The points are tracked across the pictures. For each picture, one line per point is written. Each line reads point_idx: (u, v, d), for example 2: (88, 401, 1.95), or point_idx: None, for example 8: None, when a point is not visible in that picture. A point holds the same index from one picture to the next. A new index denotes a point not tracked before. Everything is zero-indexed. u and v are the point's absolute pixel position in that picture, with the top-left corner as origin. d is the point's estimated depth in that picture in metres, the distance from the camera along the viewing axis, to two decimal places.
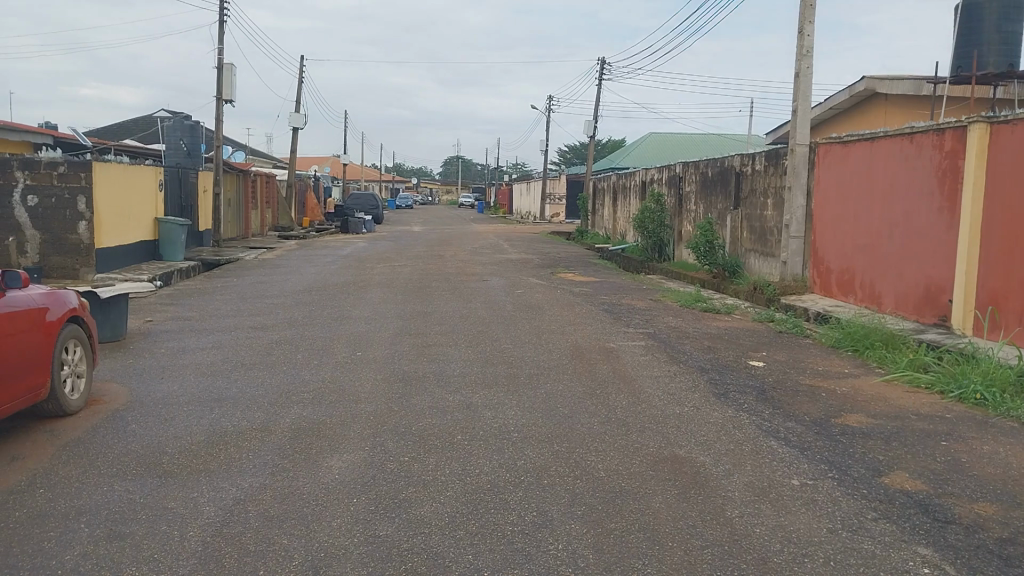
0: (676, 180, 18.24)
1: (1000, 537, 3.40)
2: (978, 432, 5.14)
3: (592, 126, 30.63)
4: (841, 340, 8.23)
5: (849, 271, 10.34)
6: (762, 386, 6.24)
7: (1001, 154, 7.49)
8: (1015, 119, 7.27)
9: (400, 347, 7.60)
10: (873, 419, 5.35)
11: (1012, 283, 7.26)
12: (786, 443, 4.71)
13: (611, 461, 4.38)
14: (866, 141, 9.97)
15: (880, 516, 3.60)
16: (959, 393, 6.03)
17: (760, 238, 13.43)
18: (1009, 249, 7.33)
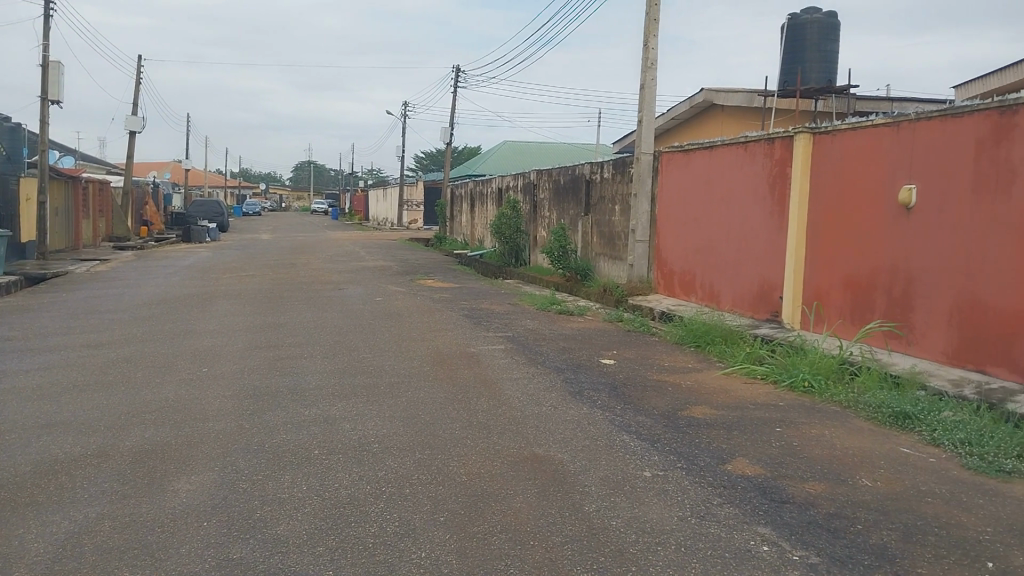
0: (530, 186, 18.62)
1: (828, 512, 3.71)
2: (807, 417, 5.58)
3: (448, 133, 30.73)
4: (685, 337, 8.68)
5: (691, 272, 10.93)
6: (613, 384, 6.49)
7: (823, 162, 8.15)
8: (834, 130, 7.94)
9: (252, 360, 7.30)
10: (715, 410, 5.68)
11: (834, 280, 7.94)
12: (637, 436, 4.92)
13: (472, 465, 4.40)
14: (705, 149, 10.59)
15: (723, 501, 3.83)
16: (789, 382, 6.53)
17: (609, 243, 13.93)
18: (830, 250, 8.01)
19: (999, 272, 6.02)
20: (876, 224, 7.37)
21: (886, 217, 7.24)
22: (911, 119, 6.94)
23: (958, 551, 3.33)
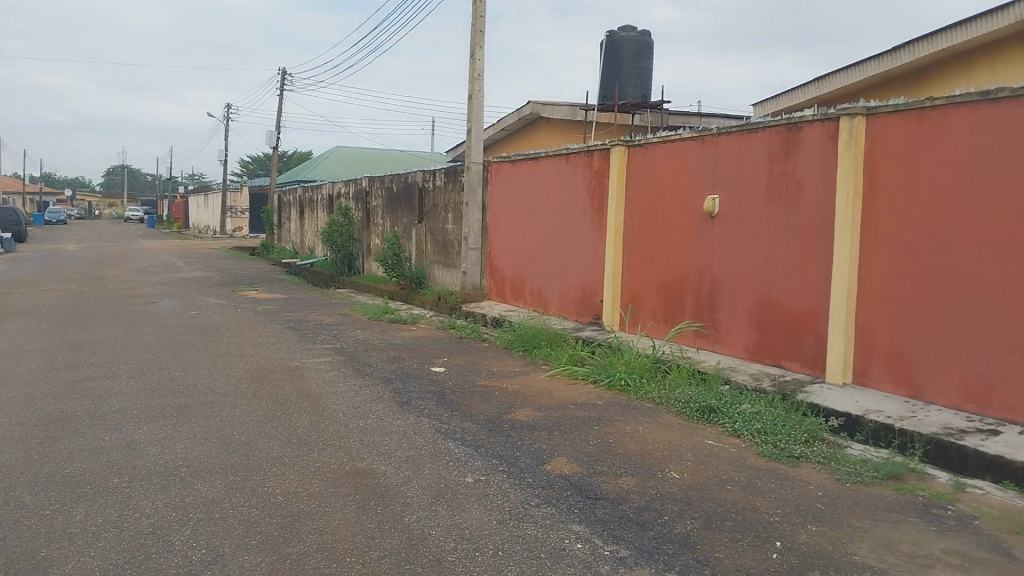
0: (362, 194, 18.31)
1: (638, 506, 3.90)
2: (623, 415, 5.85)
3: (275, 138, 29.62)
4: (512, 341, 8.86)
5: (520, 279, 11.17)
6: (441, 391, 6.49)
7: (637, 173, 8.59)
8: (647, 143, 8.39)
9: (45, 383, 6.64)
10: (538, 412, 5.83)
11: (648, 284, 8.39)
12: (461, 443, 4.94)
13: (290, 484, 4.24)
14: (531, 160, 10.87)
15: (541, 501, 3.92)
16: (608, 381, 6.84)
17: (442, 251, 13.98)
18: (644, 255, 8.46)
19: (788, 274, 6.60)
20: (684, 231, 7.87)
21: (693, 224, 7.75)
22: (713, 133, 7.46)
23: (750, 534, 3.60)
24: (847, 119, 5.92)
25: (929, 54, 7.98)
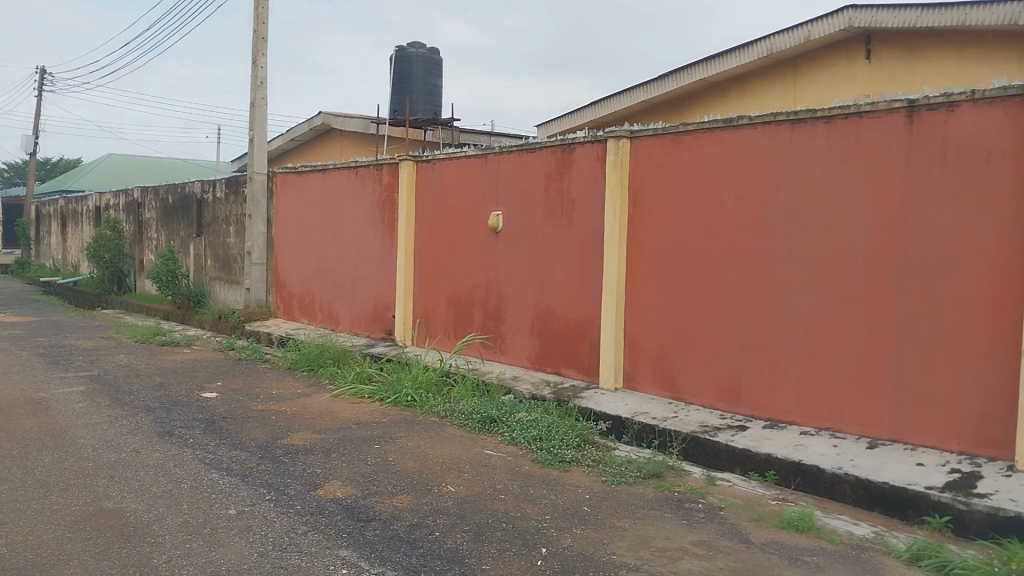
0: (133, 205, 16.87)
1: (410, 524, 3.84)
2: (406, 431, 5.78)
3: (30, 143, 26.57)
4: (297, 361, 8.50)
5: (309, 295, 10.78)
6: (210, 418, 6.06)
7: (425, 187, 8.60)
8: (434, 158, 8.42)
9: None
10: (316, 434, 5.61)
11: (438, 298, 8.41)
12: (227, 473, 4.63)
13: (17, 533, 3.73)
14: (319, 172, 10.54)
15: (309, 529, 3.75)
16: (393, 399, 6.74)
17: (224, 267, 13.18)
18: (433, 269, 8.48)
19: (566, 287, 6.88)
20: (471, 245, 7.98)
21: (479, 239, 7.88)
22: (496, 150, 7.63)
23: (518, 543, 3.66)
24: (613, 141, 6.26)
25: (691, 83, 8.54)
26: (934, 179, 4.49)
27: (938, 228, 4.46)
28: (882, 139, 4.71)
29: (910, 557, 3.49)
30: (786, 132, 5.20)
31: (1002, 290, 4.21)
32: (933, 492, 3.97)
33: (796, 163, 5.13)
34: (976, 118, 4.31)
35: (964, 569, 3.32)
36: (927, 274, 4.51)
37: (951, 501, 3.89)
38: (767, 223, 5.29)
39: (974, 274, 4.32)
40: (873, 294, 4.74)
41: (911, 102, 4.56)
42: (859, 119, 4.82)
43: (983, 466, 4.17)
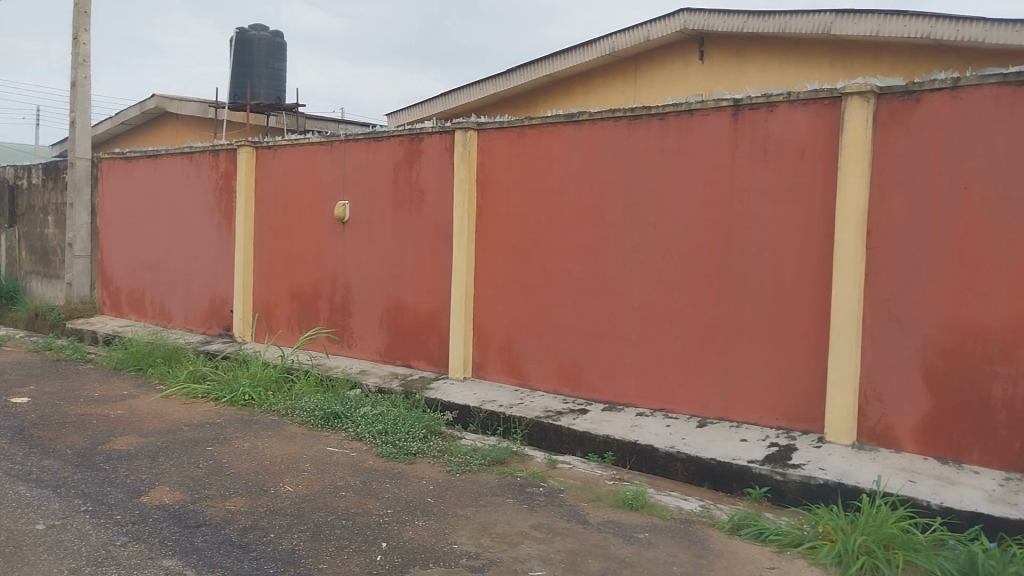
0: None
1: (243, 527, 3.68)
2: (243, 431, 5.52)
3: None
4: (123, 360, 7.93)
5: (139, 290, 10.08)
6: (20, 426, 5.53)
7: (266, 176, 8.24)
8: (276, 146, 8.08)
9: None
10: (143, 438, 5.25)
11: (281, 291, 8.10)
12: (37, 484, 4.24)
13: None
14: (149, 158, 9.85)
15: (129, 539, 3.50)
16: (230, 397, 6.42)
17: (40, 260, 12.06)
18: (275, 260, 8.15)
19: (414, 279, 6.81)
20: (316, 236, 7.73)
21: (324, 229, 7.65)
22: (342, 139, 7.43)
23: (357, 540, 3.59)
24: (461, 132, 6.24)
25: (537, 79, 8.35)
26: (755, 174, 4.76)
27: (758, 221, 4.75)
28: (710, 136, 4.94)
29: (731, 527, 3.68)
30: (624, 127, 5.36)
31: (812, 277, 4.56)
32: (754, 466, 4.22)
33: (633, 157, 5.31)
34: (792, 118, 4.61)
35: (776, 536, 3.52)
36: (749, 263, 4.79)
37: (770, 472, 4.15)
38: (607, 215, 5.46)
39: (789, 263, 4.64)
40: (702, 282, 5.00)
41: (735, 102, 4.81)
42: (690, 116, 5.03)
43: (798, 439, 4.50)
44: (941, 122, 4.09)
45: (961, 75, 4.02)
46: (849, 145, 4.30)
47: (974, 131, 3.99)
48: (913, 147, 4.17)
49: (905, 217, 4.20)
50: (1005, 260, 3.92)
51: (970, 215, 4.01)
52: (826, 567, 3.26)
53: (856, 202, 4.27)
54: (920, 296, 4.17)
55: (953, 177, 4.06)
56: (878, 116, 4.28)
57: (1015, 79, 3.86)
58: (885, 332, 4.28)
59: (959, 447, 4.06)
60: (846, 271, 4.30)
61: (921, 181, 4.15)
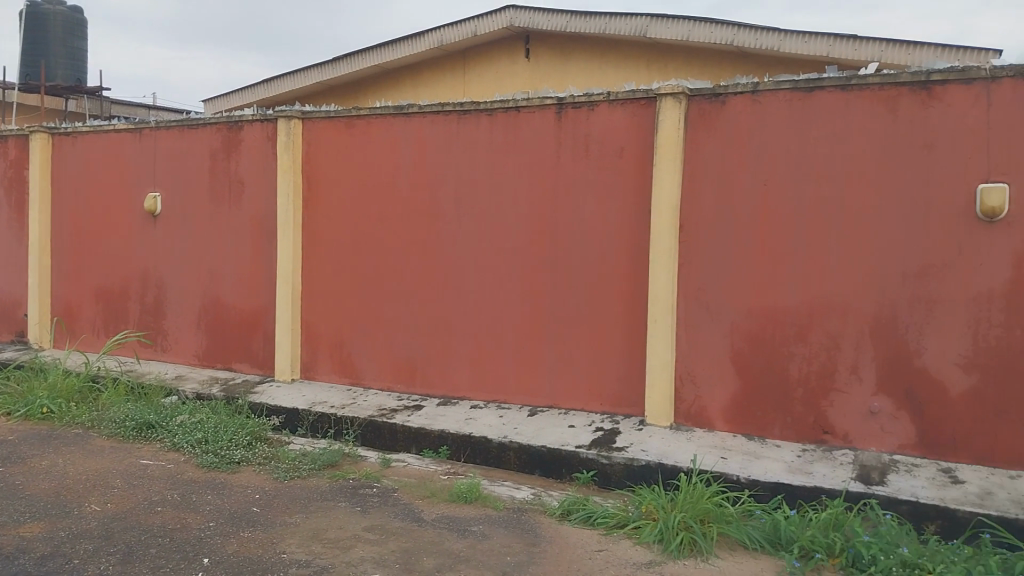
0: None
1: (40, 556, 3.33)
2: (41, 448, 5.01)
3: None
4: None
5: None
6: None
7: (64, 166, 7.50)
8: (75, 133, 7.38)
9: None
10: None
11: (84, 292, 7.42)
12: None
13: None
14: None
15: None
16: (25, 411, 5.80)
17: None
18: (77, 259, 7.46)
19: (235, 276, 6.45)
20: (123, 232, 7.14)
21: (133, 225, 7.08)
22: (152, 127, 6.90)
23: (175, 558, 3.36)
24: (283, 122, 5.96)
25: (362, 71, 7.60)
26: (578, 169, 4.91)
27: (583, 214, 4.91)
28: (536, 132, 5.03)
29: (561, 513, 3.78)
30: (453, 121, 5.35)
31: (631, 269, 4.77)
32: (582, 450, 4.34)
33: (462, 152, 5.32)
34: (611, 117, 4.78)
35: (604, 518, 3.65)
36: (574, 256, 4.94)
37: (597, 455, 4.28)
38: (437, 209, 5.43)
39: (611, 255, 4.83)
40: (530, 275, 5.10)
41: (559, 100, 4.92)
42: (516, 112, 5.09)
43: (622, 422, 4.70)
44: (743, 123, 4.40)
45: (760, 81, 4.35)
46: (664, 144, 4.53)
47: (771, 133, 4.34)
48: (719, 146, 4.47)
49: (714, 211, 4.50)
50: (798, 252, 4.30)
51: (768, 210, 4.36)
52: (649, 545, 3.42)
53: (670, 197, 4.51)
54: (727, 285, 4.48)
55: (753, 175, 4.39)
56: (688, 116, 4.54)
57: (805, 85, 4.23)
58: (698, 319, 4.57)
59: (763, 422, 4.41)
60: (662, 263, 4.54)
61: (726, 177, 4.46)
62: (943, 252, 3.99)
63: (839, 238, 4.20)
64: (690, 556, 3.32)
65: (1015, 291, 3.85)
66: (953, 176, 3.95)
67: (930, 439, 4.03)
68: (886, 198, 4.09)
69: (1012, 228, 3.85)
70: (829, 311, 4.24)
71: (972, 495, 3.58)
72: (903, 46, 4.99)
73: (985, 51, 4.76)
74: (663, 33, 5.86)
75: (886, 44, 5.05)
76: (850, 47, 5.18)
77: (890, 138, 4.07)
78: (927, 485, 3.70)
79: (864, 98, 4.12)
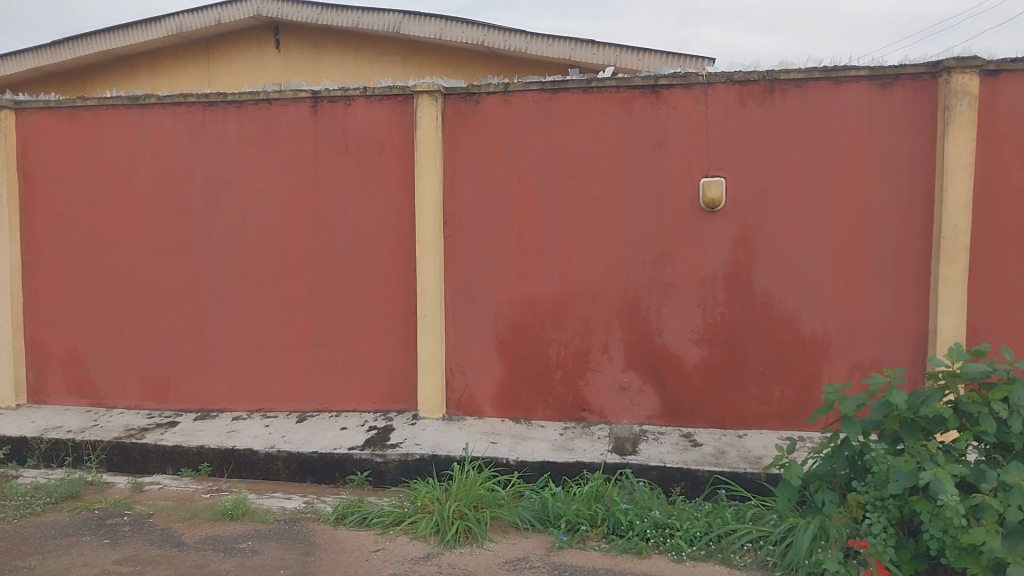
0: None
1: None
2: None
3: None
4: None
5: None
6: None
7: None
8: None
9: None
10: None
11: None
12: None
13: None
14: None
15: None
16: None
17: None
18: None
19: None
20: None
21: None
22: None
23: None
24: None
25: (80, 60, 6.61)
26: (338, 166, 4.79)
27: (344, 212, 4.81)
28: (291, 127, 4.83)
29: (336, 518, 3.69)
30: (198, 114, 4.96)
31: (396, 265, 4.77)
32: (355, 452, 4.26)
33: (210, 147, 4.96)
34: (369, 112, 4.73)
35: (379, 517, 3.62)
36: (338, 254, 4.83)
37: (370, 456, 4.22)
38: (185, 209, 5.03)
39: (375, 252, 4.78)
40: (292, 276, 4.91)
41: (313, 93, 4.76)
42: (269, 106, 4.84)
43: (394, 419, 4.68)
44: (497, 121, 4.56)
45: (510, 81, 4.51)
46: (423, 141, 4.56)
47: (523, 130, 4.53)
48: (475, 143, 4.59)
49: (473, 206, 4.62)
50: (553, 243, 4.55)
51: (524, 203, 4.56)
52: (426, 538, 3.45)
53: (431, 193, 4.56)
54: (489, 277, 4.63)
55: (509, 171, 4.57)
56: (444, 114, 4.61)
57: (551, 87, 4.46)
58: (463, 311, 4.68)
59: (527, 406, 4.63)
60: (426, 258, 4.58)
61: (483, 174, 4.60)
62: (675, 240, 4.42)
63: (589, 229, 4.50)
64: (466, 544, 3.40)
65: (734, 272, 4.37)
66: (680, 171, 4.39)
67: (672, 408, 4.47)
68: (626, 193, 4.45)
69: (730, 217, 4.36)
70: (582, 297, 4.54)
71: (709, 455, 4.01)
72: (635, 52, 5.46)
73: (700, 59, 5.35)
74: (416, 31, 5.83)
75: (620, 49, 5.49)
76: (589, 51, 5.56)
77: (628, 136, 4.42)
78: (671, 450, 4.09)
79: (603, 100, 4.43)
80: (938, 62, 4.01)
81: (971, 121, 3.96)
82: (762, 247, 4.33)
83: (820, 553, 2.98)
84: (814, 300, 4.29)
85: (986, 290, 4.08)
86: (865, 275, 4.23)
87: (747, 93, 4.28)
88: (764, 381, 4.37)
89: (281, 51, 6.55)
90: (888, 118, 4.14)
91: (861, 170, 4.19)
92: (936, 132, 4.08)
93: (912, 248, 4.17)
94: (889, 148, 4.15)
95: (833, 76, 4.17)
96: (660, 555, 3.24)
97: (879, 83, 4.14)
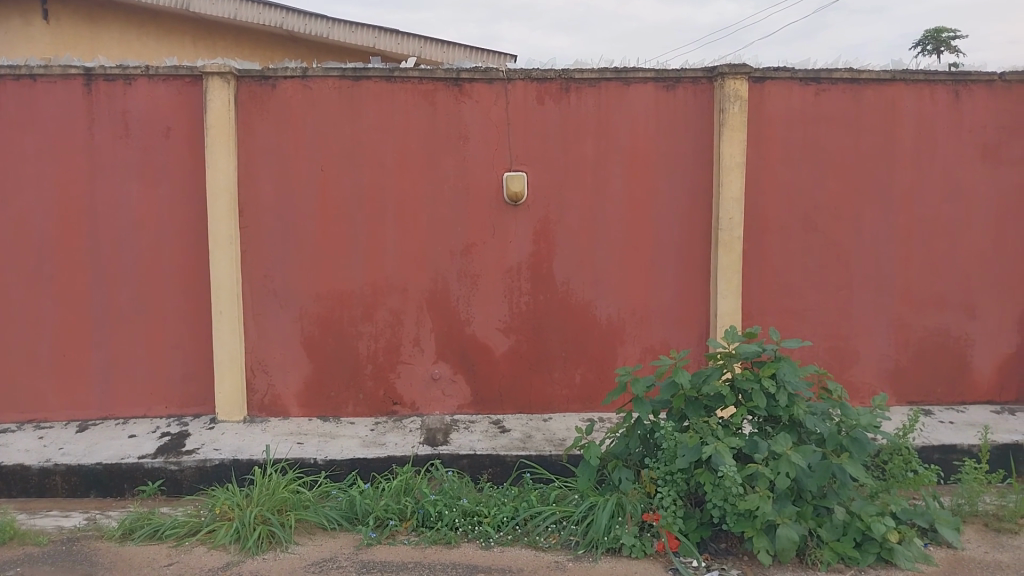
0: None
1: None
2: None
3: None
4: None
5: None
6: None
7: None
8: None
9: None
10: None
11: None
12: None
13: None
14: None
15: None
16: None
17: None
18: None
19: None
20: None
21: None
22: None
23: None
24: None
25: None
26: (118, 152, 4.39)
27: (127, 202, 4.42)
28: (60, 107, 4.35)
29: (122, 533, 3.39)
30: None
31: (188, 258, 4.46)
32: (145, 461, 3.94)
33: None
34: (152, 94, 4.37)
35: (173, 529, 3.37)
36: (121, 248, 4.44)
37: (163, 464, 3.92)
38: None
39: (166, 246, 4.45)
40: (66, 273, 4.44)
41: (86, 71, 4.32)
42: (32, 82, 4.33)
43: (190, 424, 4.38)
44: (295, 108, 4.38)
45: (308, 66, 4.35)
46: (215, 126, 4.29)
47: (324, 118, 4.39)
48: (273, 130, 4.39)
49: (273, 196, 4.42)
50: (359, 233, 4.45)
51: (327, 193, 4.43)
52: (225, 546, 3.27)
53: (225, 182, 4.30)
54: (291, 269, 4.45)
55: (310, 159, 4.41)
56: (237, 97, 4.36)
57: (352, 74, 4.35)
58: (264, 306, 4.47)
59: (336, 402, 4.51)
60: (222, 251, 4.32)
61: (283, 162, 4.41)
62: (480, 231, 4.48)
63: (396, 220, 4.46)
64: (269, 549, 3.25)
65: (537, 263, 4.51)
66: (483, 164, 4.46)
67: (480, 397, 4.54)
68: (432, 184, 4.45)
69: (532, 210, 4.48)
70: (391, 290, 4.49)
71: (516, 440, 4.12)
72: (439, 44, 5.56)
73: (502, 55, 5.50)
74: (207, 10, 5.44)
75: (423, 41, 5.54)
76: (393, 41, 5.49)
77: (430, 128, 4.42)
78: (481, 437, 4.16)
79: (405, 90, 4.39)
80: (714, 67, 4.36)
81: (742, 123, 4.35)
82: (563, 239, 4.50)
83: (618, 529, 3.18)
84: (612, 288, 4.53)
85: (757, 276, 4.51)
86: (655, 265, 4.52)
87: (545, 91, 4.42)
88: (567, 366, 4.55)
89: (51, 25, 5.71)
90: (672, 118, 4.43)
91: (650, 166, 4.47)
92: (713, 132, 4.43)
93: (696, 241, 4.51)
94: (674, 146, 4.45)
95: (622, 77, 4.40)
96: (469, 543, 3.29)
97: (663, 85, 4.42)
